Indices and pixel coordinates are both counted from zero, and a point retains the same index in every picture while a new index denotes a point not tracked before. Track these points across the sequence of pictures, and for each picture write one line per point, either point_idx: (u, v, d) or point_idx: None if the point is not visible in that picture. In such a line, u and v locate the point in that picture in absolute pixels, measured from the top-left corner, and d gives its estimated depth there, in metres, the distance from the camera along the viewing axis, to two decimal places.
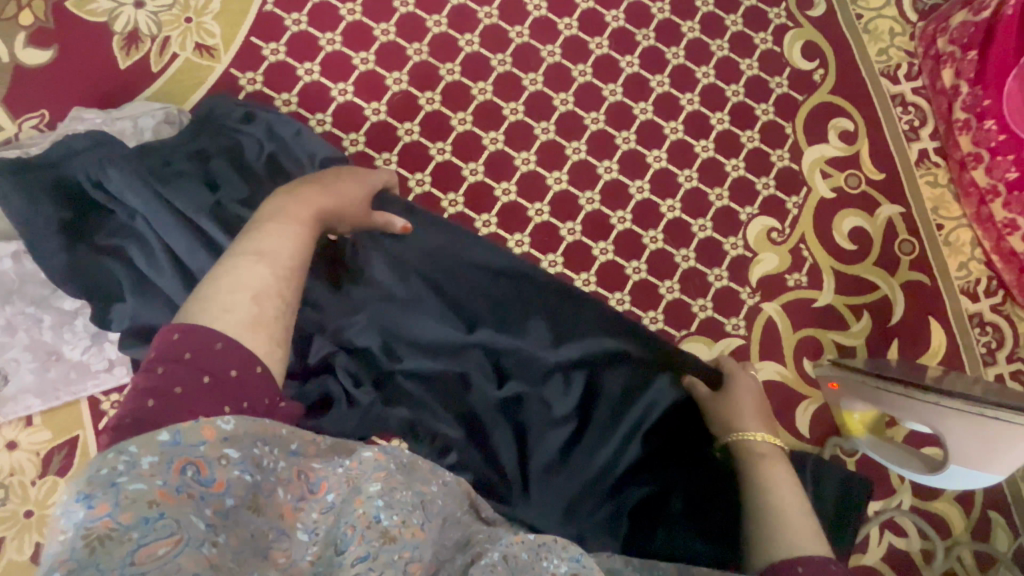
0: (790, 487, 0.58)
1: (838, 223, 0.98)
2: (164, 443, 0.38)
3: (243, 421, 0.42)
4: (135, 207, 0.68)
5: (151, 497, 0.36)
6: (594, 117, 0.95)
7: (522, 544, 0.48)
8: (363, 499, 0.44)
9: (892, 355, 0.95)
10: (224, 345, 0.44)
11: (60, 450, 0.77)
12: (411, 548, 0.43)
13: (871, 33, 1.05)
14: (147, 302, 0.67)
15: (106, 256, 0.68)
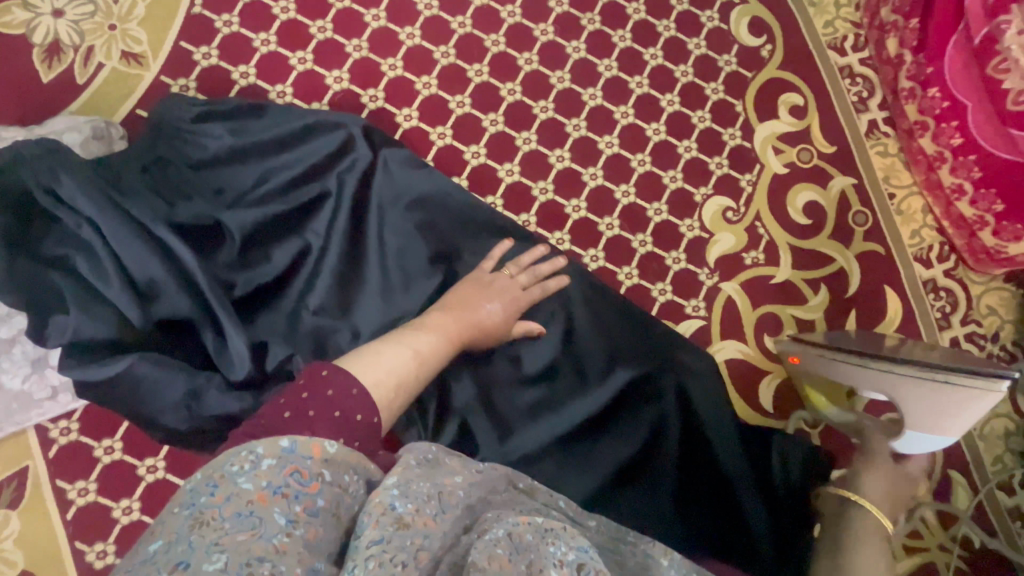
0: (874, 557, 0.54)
1: (792, 198, 0.98)
2: (284, 447, 0.42)
3: (344, 448, 0.45)
4: (86, 213, 0.65)
5: (250, 497, 0.39)
6: (542, 105, 0.93)
7: (528, 527, 0.47)
8: (381, 492, 0.45)
9: (850, 326, 0.97)
10: (359, 393, 0.50)
11: (10, 482, 0.74)
12: (423, 536, 0.44)
13: (817, 5, 1.04)
14: (93, 314, 0.65)
15: (49, 267, 0.64)
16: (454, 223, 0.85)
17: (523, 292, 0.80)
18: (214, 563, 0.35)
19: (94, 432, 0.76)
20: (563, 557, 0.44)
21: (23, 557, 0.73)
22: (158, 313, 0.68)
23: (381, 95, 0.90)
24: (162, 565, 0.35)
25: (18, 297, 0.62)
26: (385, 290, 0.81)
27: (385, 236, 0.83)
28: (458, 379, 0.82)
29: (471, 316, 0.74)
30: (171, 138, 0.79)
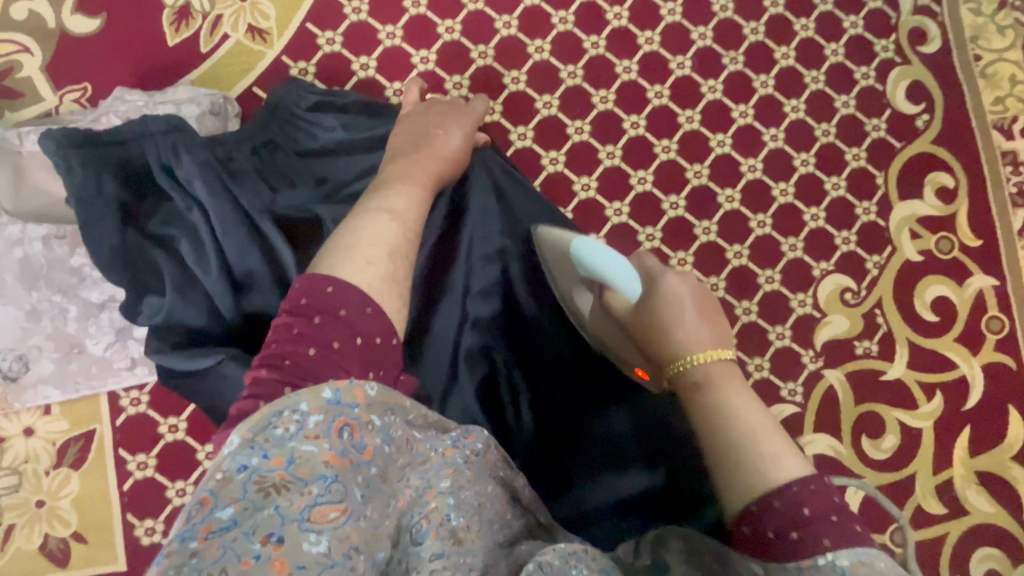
0: (749, 407, 0.48)
1: (921, 289, 0.88)
2: (328, 401, 0.38)
3: (384, 390, 0.42)
4: (198, 198, 0.63)
5: (323, 459, 0.37)
6: (665, 144, 0.86)
7: (552, 552, 0.43)
8: (438, 494, 0.43)
9: (960, 443, 0.87)
10: (375, 311, 0.44)
11: (76, 442, 0.74)
12: (474, 555, 0.42)
13: (989, 78, 0.93)
14: (187, 301, 0.61)
15: (156, 247, 0.63)
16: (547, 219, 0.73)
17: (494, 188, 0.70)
18: (314, 545, 0.34)
19: (163, 408, 0.75)
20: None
21: (78, 519, 0.73)
22: (246, 306, 0.63)
23: (497, 108, 0.85)
24: (246, 534, 0.34)
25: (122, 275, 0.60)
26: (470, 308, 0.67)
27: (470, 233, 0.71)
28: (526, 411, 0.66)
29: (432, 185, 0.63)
30: (285, 122, 0.74)
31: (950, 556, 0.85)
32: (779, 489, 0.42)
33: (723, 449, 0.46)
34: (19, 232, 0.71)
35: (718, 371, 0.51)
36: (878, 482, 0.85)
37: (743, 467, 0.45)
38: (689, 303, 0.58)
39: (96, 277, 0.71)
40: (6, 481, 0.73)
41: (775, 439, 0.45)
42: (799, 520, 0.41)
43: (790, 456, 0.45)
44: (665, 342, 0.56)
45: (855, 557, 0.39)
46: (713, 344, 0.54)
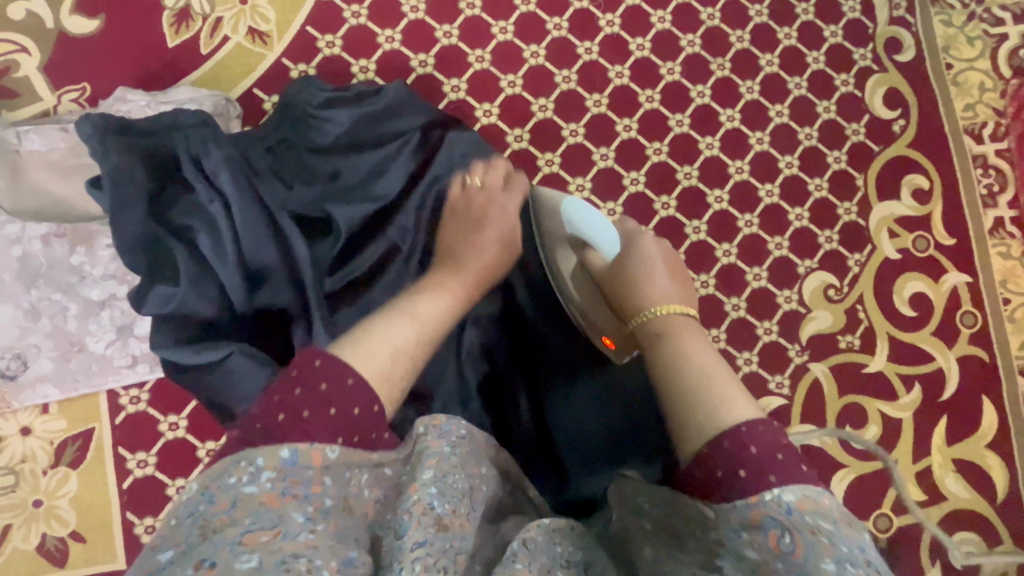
0: (704, 353, 0.52)
1: (900, 286, 0.92)
2: (284, 460, 0.38)
3: (348, 451, 0.41)
4: (221, 190, 0.64)
5: (262, 498, 0.37)
6: (656, 147, 0.89)
7: (536, 528, 0.45)
8: (418, 487, 0.44)
9: (939, 432, 0.91)
10: (356, 382, 0.44)
11: (75, 441, 0.74)
12: (462, 539, 0.43)
13: (960, 85, 0.98)
14: (201, 291, 0.64)
15: (174, 236, 0.64)
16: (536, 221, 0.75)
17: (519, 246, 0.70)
18: (245, 562, 0.33)
19: (163, 405, 0.75)
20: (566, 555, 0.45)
21: (77, 518, 0.73)
22: (259, 300, 0.67)
23: (494, 111, 0.87)
24: (184, 571, 0.34)
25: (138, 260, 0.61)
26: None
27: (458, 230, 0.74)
28: None
29: (472, 264, 0.65)
30: (298, 121, 0.77)
31: (929, 540, 0.89)
32: (726, 429, 0.45)
33: (678, 380, 0.50)
34: (19, 230, 0.71)
35: (680, 326, 0.56)
36: (861, 471, 0.89)
37: (695, 401, 0.48)
38: (659, 265, 0.66)
39: (97, 275, 0.71)
40: (3, 480, 0.73)
41: (726, 380, 0.49)
42: (746, 457, 0.43)
43: (736, 396, 0.48)
44: (631, 298, 0.63)
45: (799, 492, 0.41)
46: (678, 303, 0.60)
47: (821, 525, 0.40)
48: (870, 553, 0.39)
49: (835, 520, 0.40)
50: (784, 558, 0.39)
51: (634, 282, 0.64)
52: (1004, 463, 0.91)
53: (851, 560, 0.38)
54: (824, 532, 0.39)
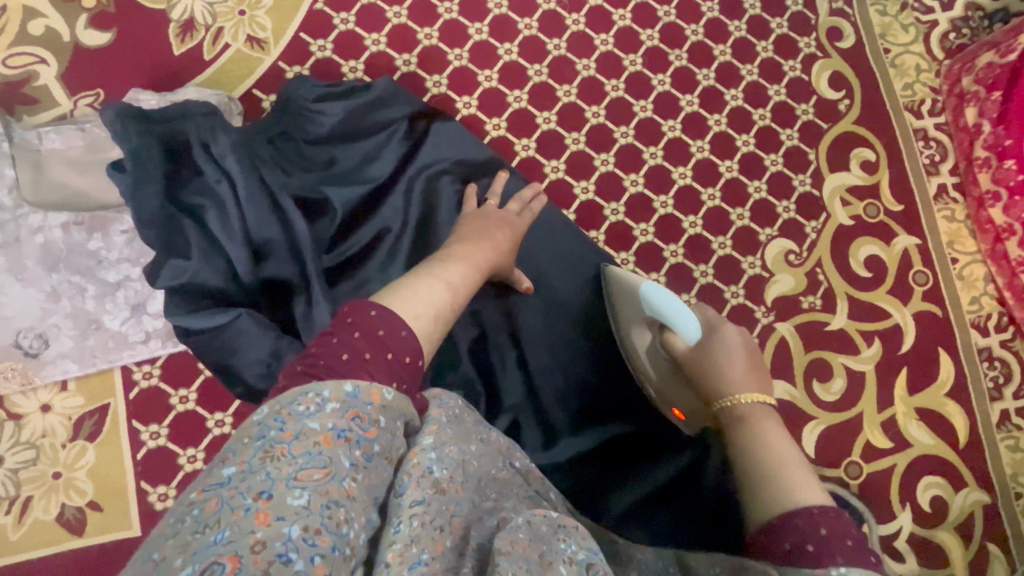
0: (784, 445, 0.59)
1: (855, 249, 1.00)
2: (348, 393, 0.43)
3: (400, 399, 0.45)
4: (227, 172, 0.72)
5: (318, 438, 0.40)
6: (623, 131, 0.98)
7: (542, 518, 0.46)
8: (420, 453, 0.46)
9: (900, 383, 0.97)
10: (409, 334, 0.49)
11: (92, 416, 0.79)
12: (457, 503, 0.45)
13: (898, 67, 1.07)
14: (210, 263, 0.71)
15: (186, 213, 0.71)
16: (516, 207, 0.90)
17: (517, 218, 0.82)
18: (297, 498, 0.36)
19: (174, 380, 0.81)
20: (572, 555, 0.42)
21: (94, 488, 0.78)
22: (264, 272, 0.74)
23: (473, 103, 0.95)
24: (242, 491, 0.36)
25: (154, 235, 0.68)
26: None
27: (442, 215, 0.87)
28: (497, 344, 0.86)
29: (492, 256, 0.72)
30: (295, 113, 0.85)
31: (898, 485, 0.94)
32: (800, 513, 0.51)
33: (754, 470, 0.57)
34: (40, 220, 0.78)
35: (760, 413, 0.63)
36: (830, 422, 0.95)
37: (775, 487, 0.54)
38: (740, 355, 0.69)
39: (112, 258, 0.78)
40: (23, 455, 0.77)
41: (802, 470, 0.56)
42: (815, 536, 0.48)
43: (811, 489, 0.53)
44: (715, 384, 0.68)
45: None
46: (757, 392, 0.65)
47: None
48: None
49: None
50: None
51: (716, 370, 0.68)
52: (963, 410, 0.98)
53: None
54: None
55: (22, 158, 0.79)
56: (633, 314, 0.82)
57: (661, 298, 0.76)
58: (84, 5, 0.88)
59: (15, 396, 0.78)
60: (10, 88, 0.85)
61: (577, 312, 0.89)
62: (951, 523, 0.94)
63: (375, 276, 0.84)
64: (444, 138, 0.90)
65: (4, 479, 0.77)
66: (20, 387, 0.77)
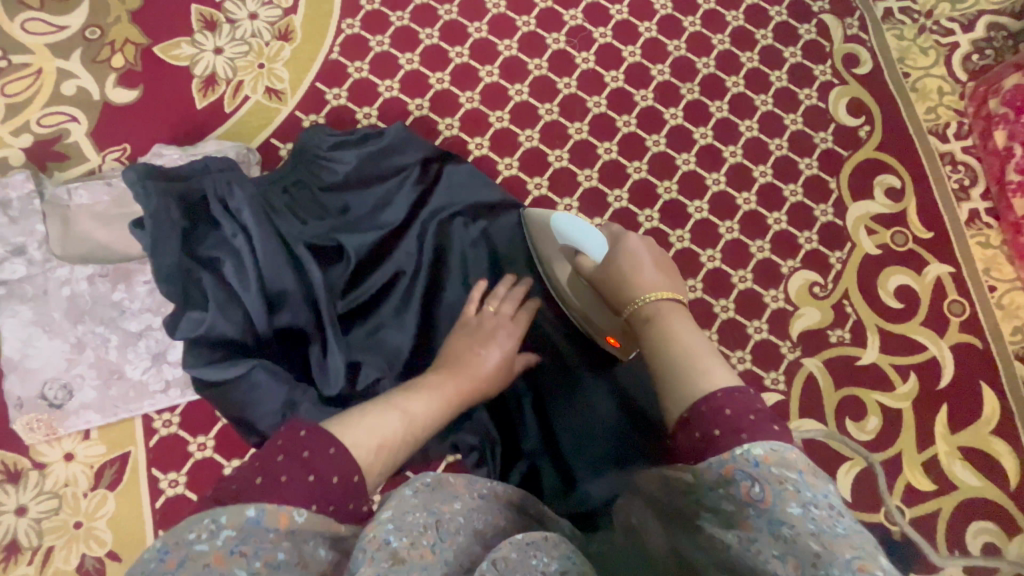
0: (691, 331, 0.56)
1: (884, 279, 0.96)
2: (247, 517, 0.39)
3: (315, 516, 0.41)
4: (245, 225, 0.73)
5: (208, 559, 0.37)
6: (636, 166, 0.97)
7: (511, 544, 0.43)
8: (375, 526, 0.43)
9: (941, 420, 0.92)
10: (338, 451, 0.45)
11: (113, 464, 0.80)
12: (421, 570, 0.41)
13: (919, 91, 1.05)
14: (226, 315, 0.72)
15: (203, 266, 0.72)
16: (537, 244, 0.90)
17: (511, 322, 0.80)
18: None
19: (192, 427, 0.81)
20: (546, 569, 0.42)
21: (113, 538, 0.78)
22: (280, 322, 0.75)
23: (485, 143, 0.96)
24: None
25: (173, 290, 0.68)
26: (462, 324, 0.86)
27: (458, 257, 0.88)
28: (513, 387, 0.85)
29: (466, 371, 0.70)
30: (310, 161, 0.86)
31: (946, 532, 0.88)
32: (705, 397, 0.48)
33: (665, 362, 0.53)
34: (67, 273, 0.80)
35: (668, 307, 0.60)
36: (868, 463, 0.90)
37: (681, 376, 0.51)
38: (646, 259, 0.69)
39: (135, 309, 0.80)
40: (46, 505, 0.78)
41: (709, 350, 0.53)
42: (721, 420, 0.46)
43: (722, 372, 0.50)
44: (622, 295, 0.67)
45: (768, 447, 0.43)
46: (667, 290, 0.63)
47: (788, 476, 0.41)
48: (833, 497, 0.42)
49: (800, 469, 0.42)
50: (755, 505, 0.41)
51: (624, 276, 0.68)
52: (1013, 449, 0.92)
53: (815, 502, 0.40)
54: (790, 481, 0.41)
55: (52, 213, 0.83)
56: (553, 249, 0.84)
57: (570, 226, 0.80)
58: (114, 65, 0.93)
59: (40, 446, 0.79)
60: (43, 145, 0.89)
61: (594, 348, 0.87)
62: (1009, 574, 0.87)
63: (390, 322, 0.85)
64: (456, 179, 0.91)
65: (27, 529, 0.78)
66: (45, 437, 0.78)
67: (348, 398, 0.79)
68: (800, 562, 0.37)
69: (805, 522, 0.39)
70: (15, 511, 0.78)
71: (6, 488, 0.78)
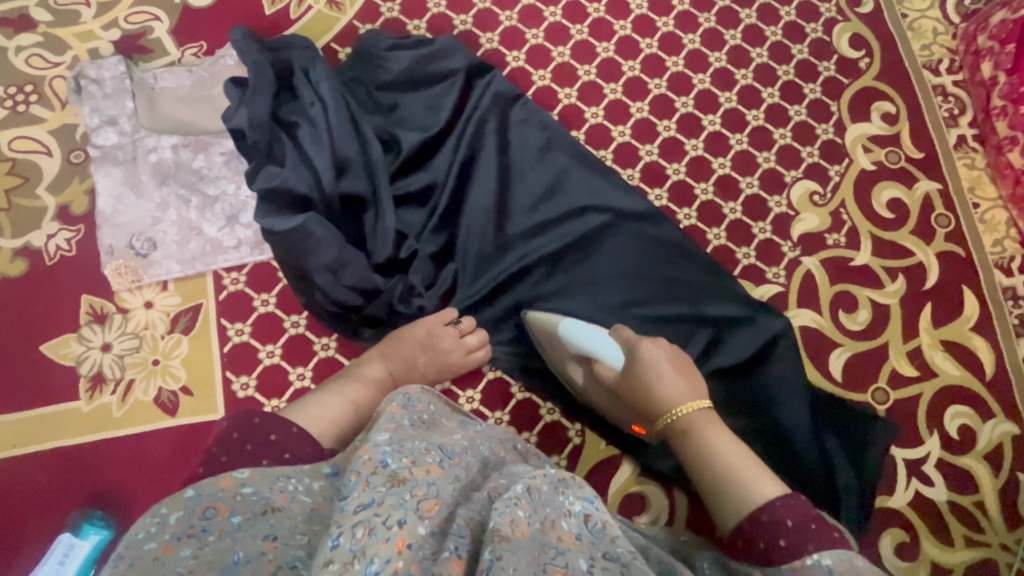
0: (731, 444, 0.68)
1: (877, 193, 1.06)
2: (189, 497, 0.49)
3: (255, 470, 0.53)
4: (321, 97, 0.86)
5: (155, 553, 0.45)
6: (657, 83, 1.07)
7: (542, 479, 0.55)
8: (373, 450, 0.52)
9: (924, 316, 1.02)
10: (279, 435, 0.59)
11: (187, 313, 0.90)
12: (426, 483, 0.50)
13: (916, 30, 1.15)
14: (298, 170, 0.85)
15: (285, 128, 0.86)
16: (568, 155, 0.98)
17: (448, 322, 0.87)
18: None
19: (257, 285, 0.91)
20: (572, 509, 0.54)
21: (187, 374, 0.88)
22: (341, 187, 0.87)
23: (522, 57, 1.06)
24: None
25: (260, 140, 0.83)
26: (495, 215, 0.94)
27: (491, 158, 0.96)
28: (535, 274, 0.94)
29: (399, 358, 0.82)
30: (368, 60, 0.98)
31: (926, 412, 0.98)
32: (766, 507, 0.60)
33: (715, 477, 0.66)
34: (154, 142, 0.91)
35: (700, 422, 0.71)
36: (857, 349, 1.00)
37: (733, 495, 0.63)
38: (665, 360, 0.78)
39: (213, 175, 0.90)
40: (128, 343, 0.89)
41: (755, 466, 0.65)
42: (784, 530, 0.57)
43: (769, 480, 0.63)
44: (652, 402, 0.76)
45: (836, 556, 0.55)
46: (689, 396, 0.74)
47: None
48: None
49: (869, 574, 0.53)
50: None
51: (650, 389, 0.76)
52: (989, 344, 1.01)
53: None
54: None
55: (140, 93, 0.93)
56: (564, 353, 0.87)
57: (582, 337, 0.84)
58: None
59: (124, 293, 0.90)
60: (130, 39, 1.00)
61: (611, 245, 0.96)
62: (980, 452, 0.97)
63: (421, 209, 0.94)
64: (497, 87, 0.99)
65: (111, 363, 0.88)
66: (129, 284, 0.89)
67: (391, 264, 0.90)
68: None
69: None
70: (101, 347, 0.88)
71: (93, 327, 0.89)
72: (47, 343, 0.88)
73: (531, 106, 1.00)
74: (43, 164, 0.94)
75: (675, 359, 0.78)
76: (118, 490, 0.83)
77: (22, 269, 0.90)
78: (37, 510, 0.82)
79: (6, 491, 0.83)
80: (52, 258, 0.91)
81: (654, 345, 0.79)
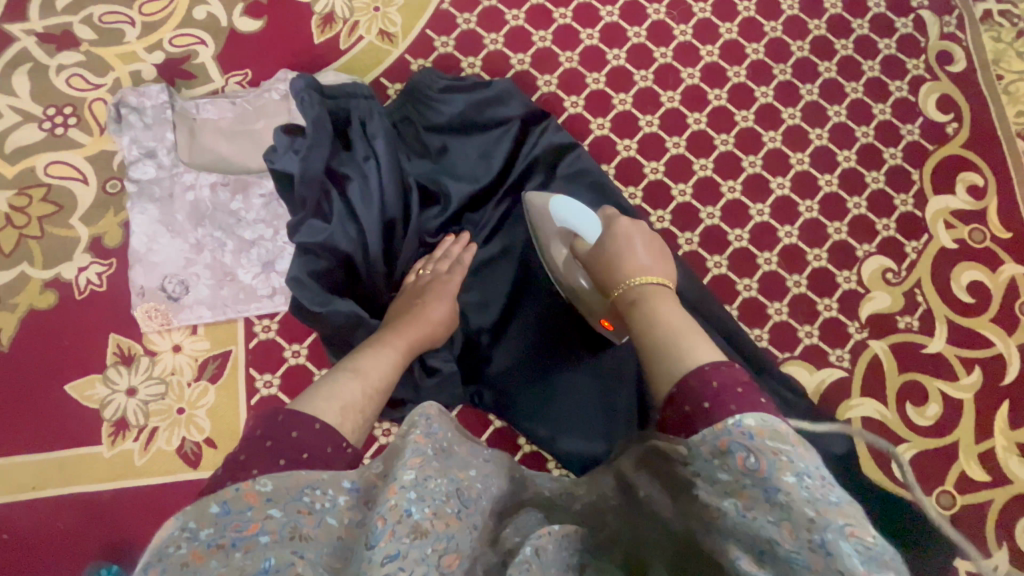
0: (682, 318, 0.54)
1: (957, 274, 0.97)
2: (216, 515, 0.40)
3: (279, 479, 0.43)
4: (376, 152, 0.82)
5: (185, 559, 0.37)
6: (723, 138, 1.00)
7: (549, 536, 0.46)
8: (398, 489, 0.42)
9: (1001, 415, 0.93)
10: (299, 432, 0.47)
11: (215, 359, 0.86)
12: (444, 538, 0.43)
13: (1011, 94, 1.05)
14: (344, 228, 0.82)
15: (333, 181, 0.82)
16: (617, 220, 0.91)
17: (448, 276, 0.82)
18: None
19: (289, 335, 0.87)
20: (574, 561, 0.45)
21: (211, 427, 0.84)
22: (387, 247, 0.84)
23: (581, 102, 1.00)
24: None
25: (309, 196, 0.79)
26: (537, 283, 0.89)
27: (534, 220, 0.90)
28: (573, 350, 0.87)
29: (411, 325, 0.73)
30: (421, 101, 0.91)
31: (995, 522, 0.89)
32: (692, 371, 0.46)
33: (652, 341, 0.53)
34: (193, 179, 0.87)
35: (655, 293, 0.59)
36: (923, 446, 0.92)
37: (668, 355, 0.50)
38: (639, 243, 0.69)
39: (250, 218, 0.86)
40: (154, 389, 0.85)
41: (702, 341, 0.50)
42: (708, 393, 0.44)
43: (706, 351, 0.49)
44: (612, 279, 0.67)
45: (759, 419, 0.41)
46: (649, 271, 0.63)
47: (782, 448, 0.40)
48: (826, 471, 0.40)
49: (792, 442, 0.40)
50: (751, 475, 0.40)
51: (609, 261, 0.68)
52: None
53: (808, 473, 0.38)
54: (785, 453, 0.39)
55: (180, 123, 0.89)
56: (549, 229, 0.83)
57: (564, 213, 0.80)
58: None
59: (153, 335, 0.86)
60: (173, 63, 0.95)
61: None
62: None
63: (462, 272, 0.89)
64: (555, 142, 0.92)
65: (136, 409, 0.84)
66: (159, 327, 0.86)
67: None
68: (792, 529, 0.37)
69: (800, 492, 0.37)
70: (126, 391, 0.85)
71: (119, 369, 0.85)
72: (72, 382, 0.85)
73: (588, 164, 0.93)
74: (78, 191, 0.90)
75: (645, 244, 0.68)
76: (135, 544, 0.80)
77: (52, 302, 0.87)
78: (52, 559, 0.80)
79: (22, 536, 0.80)
80: (83, 292, 0.87)
81: (630, 224, 0.72)
